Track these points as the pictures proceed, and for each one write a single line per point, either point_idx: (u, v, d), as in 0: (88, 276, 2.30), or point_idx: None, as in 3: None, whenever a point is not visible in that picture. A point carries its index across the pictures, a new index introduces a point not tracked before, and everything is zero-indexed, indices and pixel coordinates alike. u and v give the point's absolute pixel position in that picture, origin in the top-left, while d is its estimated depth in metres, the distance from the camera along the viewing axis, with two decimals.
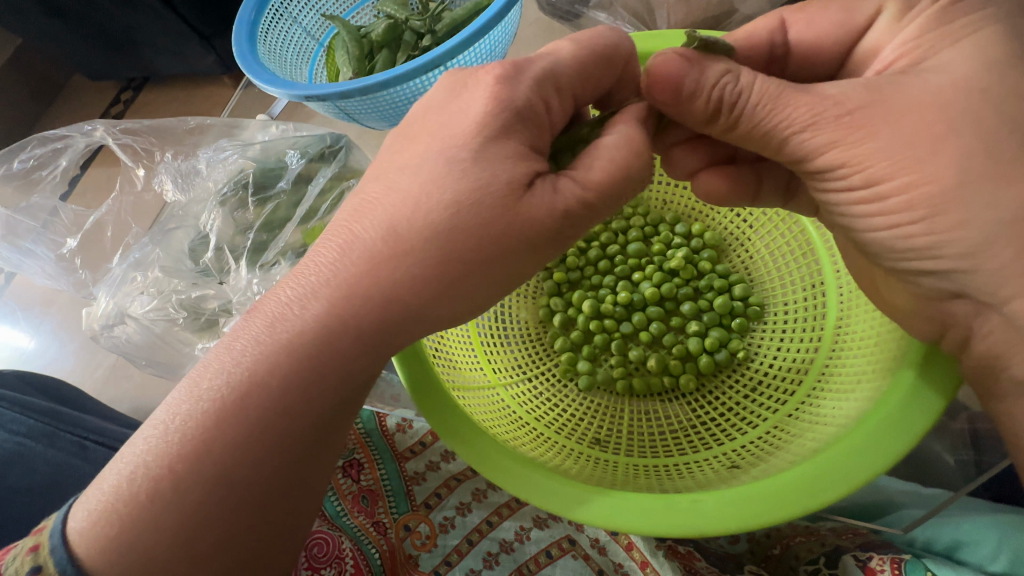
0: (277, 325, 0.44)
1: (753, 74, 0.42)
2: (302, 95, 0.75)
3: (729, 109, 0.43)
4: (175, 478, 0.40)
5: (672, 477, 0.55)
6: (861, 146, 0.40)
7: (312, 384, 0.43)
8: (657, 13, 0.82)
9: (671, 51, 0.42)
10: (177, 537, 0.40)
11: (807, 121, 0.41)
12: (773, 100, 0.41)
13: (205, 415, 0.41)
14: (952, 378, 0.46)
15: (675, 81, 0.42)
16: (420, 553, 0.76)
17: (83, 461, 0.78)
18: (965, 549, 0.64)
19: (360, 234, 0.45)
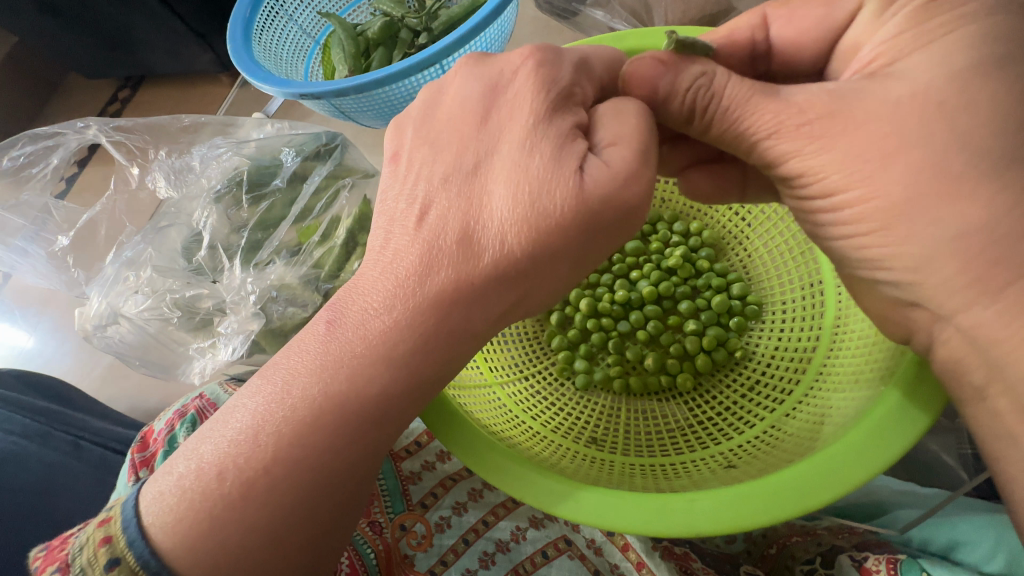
0: (342, 342, 0.42)
1: (727, 77, 0.43)
2: (298, 93, 0.74)
3: (702, 113, 0.44)
4: (235, 496, 0.39)
5: (669, 476, 0.54)
6: (817, 155, 0.40)
7: (388, 397, 0.42)
8: (654, 11, 0.82)
9: (649, 55, 0.45)
10: (254, 541, 0.39)
11: (773, 128, 0.41)
12: (741, 105, 0.42)
13: (303, 410, 0.41)
14: (937, 393, 0.46)
15: (650, 81, 0.44)
16: (416, 553, 0.75)
17: (78, 461, 0.80)
18: (962, 549, 0.63)
19: (403, 240, 0.43)
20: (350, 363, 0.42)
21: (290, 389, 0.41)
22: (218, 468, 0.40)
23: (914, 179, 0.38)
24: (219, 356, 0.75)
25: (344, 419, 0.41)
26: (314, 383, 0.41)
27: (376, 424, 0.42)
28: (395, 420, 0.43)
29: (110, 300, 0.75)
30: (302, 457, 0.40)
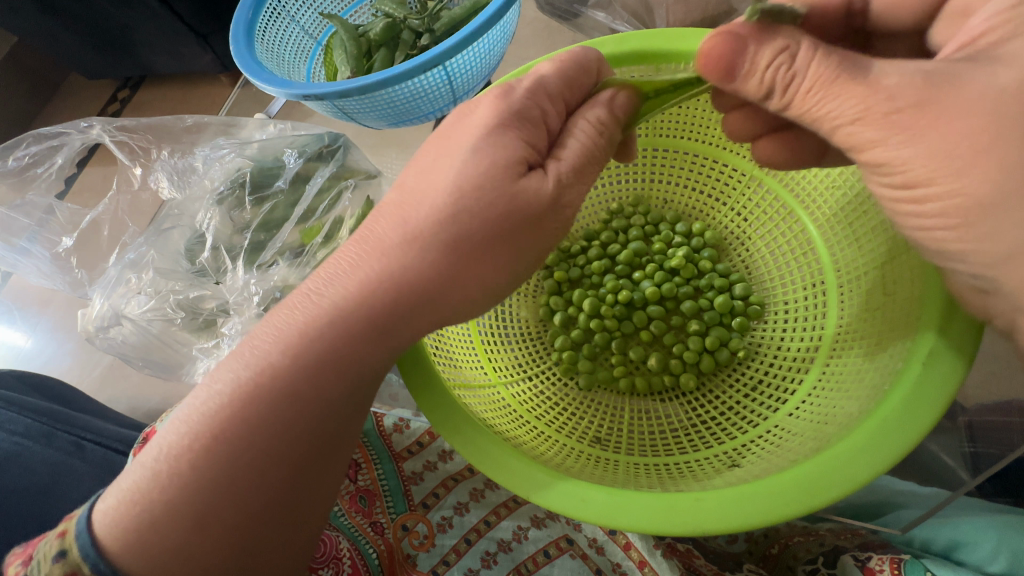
0: (281, 338, 0.46)
1: (810, 56, 0.40)
2: (301, 94, 0.74)
3: (781, 92, 0.42)
4: (185, 480, 0.43)
5: (673, 475, 0.55)
6: (901, 149, 0.39)
7: (318, 383, 0.46)
8: (656, 12, 0.81)
9: (727, 32, 0.41)
10: (185, 526, 0.42)
11: (857, 113, 0.39)
12: (824, 89, 0.39)
13: (238, 400, 0.44)
14: (944, 390, 0.46)
15: (730, 61, 0.42)
16: (418, 553, 0.76)
17: (82, 461, 0.78)
18: (963, 550, 0.64)
19: (355, 249, 0.48)
20: (276, 361, 0.45)
21: (234, 382, 0.45)
22: (169, 458, 0.44)
23: (1004, 177, 0.37)
24: (223, 356, 0.75)
25: (284, 408, 0.45)
26: (245, 376, 0.45)
27: (312, 413, 0.46)
28: (330, 408, 0.47)
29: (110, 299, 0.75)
30: (253, 442, 0.44)
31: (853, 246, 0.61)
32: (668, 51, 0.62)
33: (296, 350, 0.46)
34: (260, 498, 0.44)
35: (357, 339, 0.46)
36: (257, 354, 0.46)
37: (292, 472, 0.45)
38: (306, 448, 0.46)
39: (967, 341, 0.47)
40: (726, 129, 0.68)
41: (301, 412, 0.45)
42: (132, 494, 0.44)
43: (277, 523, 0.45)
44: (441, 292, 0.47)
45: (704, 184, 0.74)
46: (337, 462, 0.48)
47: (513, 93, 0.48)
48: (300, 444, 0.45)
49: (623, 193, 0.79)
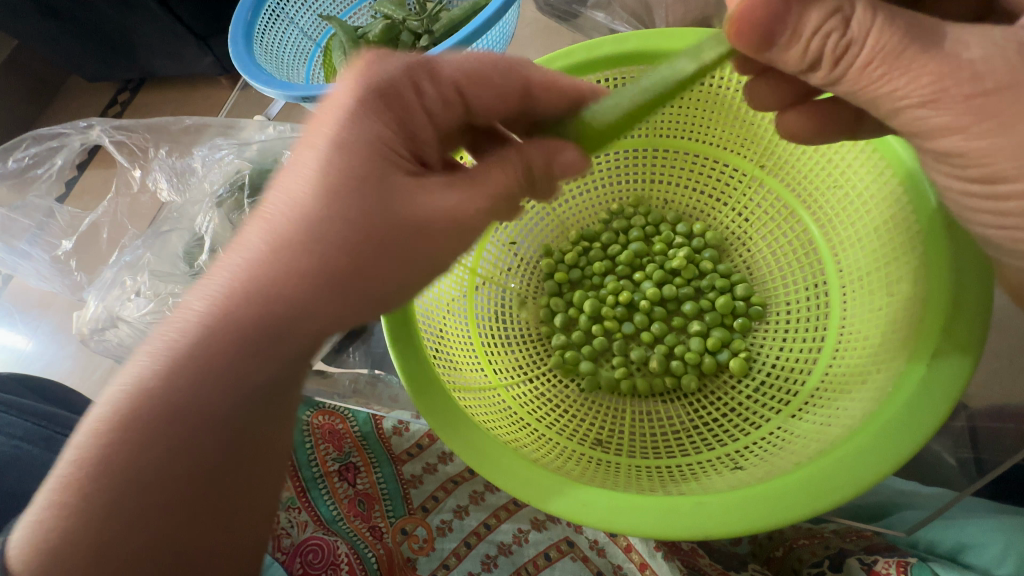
0: (181, 336, 0.40)
1: (867, 24, 0.37)
2: (300, 96, 0.74)
3: (831, 65, 0.39)
4: (81, 504, 0.39)
5: (675, 478, 0.54)
6: (985, 139, 0.38)
7: (217, 380, 0.40)
8: (655, 13, 0.81)
9: None
10: (89, 557, 0.39)
11: (927, 96, 0.37)
12: (888, 65, 0.37)
13: (131, 410, 0.40)
14: (954, 387, 0.45)
15: (765, 26, 0.38)
16: (418, 557, 0.78)
17: None
18: (970, 552, 0.64)
19: (261, 228, 0.40)
20: (163, 366, 0.40)
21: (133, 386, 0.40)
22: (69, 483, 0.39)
23: None
24: None
25: (187, 409, 0.40)
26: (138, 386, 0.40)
27: (220, 406, 0.41)
28: (245, 399, 0.42)
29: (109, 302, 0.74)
30: (152, 458, 0.40)
31: (856, 245, 0.60)
32: (667, 50, 0.62)
33: (186, 355, 0.40)
34: (178, 509, 0.41)
35: (254, 337, 0.40)
36: (155, 355, 0.40)
37: (210, 482, 0.42)
38: (224, 454, 0.42)
39: (972, 339, 0.46)
40: (725, 128, 0.68)
41: (212, 408, 0.40)
42: (39, 516, 0.40)
43: (196, 528, 0.42)
44: (325, 290, 0.39)
45: (704, 185, 0.74)
46: (259, 464, 0.45)
47: (386, 63, 0.43)
48: (220, 449, 0.42)
49: (623, 193, 0.78)
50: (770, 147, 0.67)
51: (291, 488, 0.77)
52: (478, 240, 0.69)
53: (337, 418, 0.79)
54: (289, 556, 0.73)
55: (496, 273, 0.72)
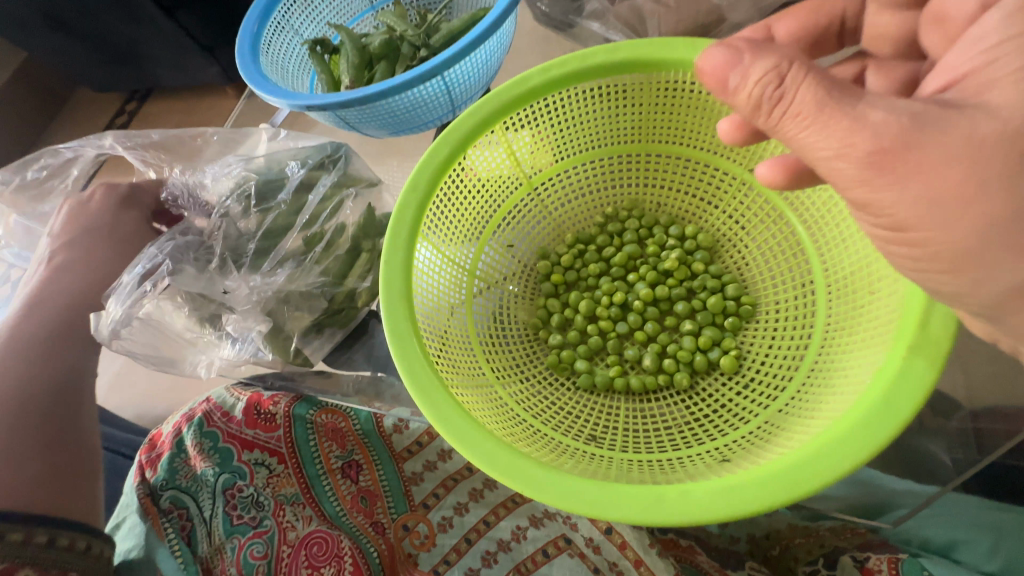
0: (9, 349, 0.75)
1: (799, 79, 0.42)
2: (302, 105, 0.77)
3: (766, 112, 0.44)
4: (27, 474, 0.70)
5: (665, 470, 0.56)
6: (885, 190, 0.41)
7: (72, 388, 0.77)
8: (649, 22, 0.83)
9: (720, 48, 0.45)
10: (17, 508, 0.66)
11: (836, 149, 0.41)
12: (811, 116, 0.42)
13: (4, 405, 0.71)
14: (923, 384, 0.46)
15: (720, 76, 0.45)
16: (419, 552, 0.83)
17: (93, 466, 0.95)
18: (962, 549, 0.70)
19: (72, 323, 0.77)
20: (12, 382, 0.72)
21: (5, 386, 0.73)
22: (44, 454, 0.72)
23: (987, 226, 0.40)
24: (223, 352, 0.78)
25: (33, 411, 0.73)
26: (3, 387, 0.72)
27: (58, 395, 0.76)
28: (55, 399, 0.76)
29: (126, 303, 0.70)
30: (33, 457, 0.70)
31: (841, 246, 0.62)
32: (659, 59, 0.64)
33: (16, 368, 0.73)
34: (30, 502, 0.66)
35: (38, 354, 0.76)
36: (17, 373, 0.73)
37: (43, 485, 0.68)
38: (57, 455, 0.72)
39: (943, 340, 0.48)
40: (713, 134, 0.70)
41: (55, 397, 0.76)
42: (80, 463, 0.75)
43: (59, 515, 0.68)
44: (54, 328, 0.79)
45: (694, 188, 0.76)
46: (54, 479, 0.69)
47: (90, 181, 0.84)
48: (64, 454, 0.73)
49: (617, 197, 0.80)
50: (757, 153, 0.69)
51: (296, 485, 0.81)
52: (476, 242, 0.72)
53: (340, 418, 0.82)
54: (295, 549, 0.78)
55: (494, 276, 0.75)
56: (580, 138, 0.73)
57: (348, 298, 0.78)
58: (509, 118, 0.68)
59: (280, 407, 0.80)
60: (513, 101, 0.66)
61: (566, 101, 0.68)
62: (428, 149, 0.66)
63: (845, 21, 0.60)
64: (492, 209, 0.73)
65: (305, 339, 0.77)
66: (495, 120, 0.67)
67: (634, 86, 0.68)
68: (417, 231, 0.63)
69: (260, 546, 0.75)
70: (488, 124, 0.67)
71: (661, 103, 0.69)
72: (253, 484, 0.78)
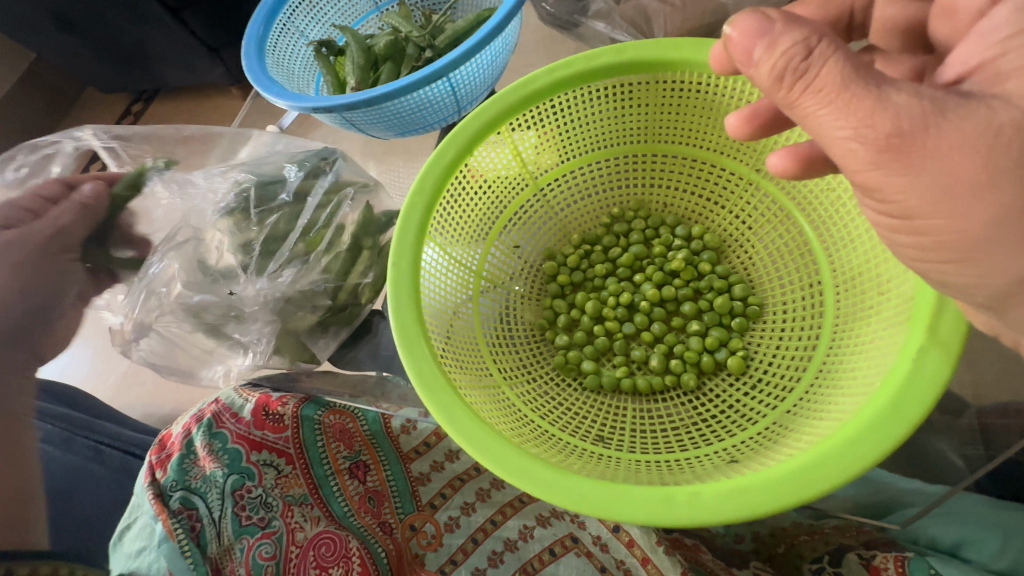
0: None
1: (827, 54, 0.41)
2: (309, 107, 0.77)
3: (788, 86, 0.43)
4: None
5: (673, 471, 0.56)
6: (900, 176, 0.41)
7: None
8: (654, 22, 0.82)
9: (750, 15, 0.42)
10: None
11: (854, 128, 0.41)
12: (833, 93, 0.41)
13: None
14: (930, 383, 0.46)
15: (745, 46, 0.43)
16: (426, 552, 0.84)
17: (98, 464, 0.96)
18: (969, 547, 0.68)
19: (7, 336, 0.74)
20: None
21: None
22: None
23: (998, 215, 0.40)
24: (241, 361, 0.77)
25: None
26: None
27: None
28: None
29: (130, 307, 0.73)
30: None
31: (848, 246, 0.62)
32: (666, 59, 0.63)
33: None
34: None
35: None
36: None
37: None
38: None
39: (954, 338, 0.47)
40: (720, 133, 0.70)
41: None
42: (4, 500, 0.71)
43: None
44: None
45: (701, 188, 0.76)
46: None
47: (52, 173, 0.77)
48: None
49: (624, 198, 0.80)
50: (765, 152, 0.69)
51: (304, 485, 0.81)
52: (483, 243, 0.72)
53: (348, 418, 0.84)
54: (304, 549, 0.78)
55: (501, 277, 0.75)
56: (587, 138, 0.72)
57: (352, 295, 0.79)
58: (516, 118, 0.68)
59: (288, 408, 0.80)
60: (520, 101, 0.66)
61: (573, 101, 0.68)
62: (435, 149, 0.66)
63: (853, 20, 0.60)
64: (499, 210, 0.73)
65: (313, 338, 0.78)
66: (502, 120, 0.67)
67: (641, 85, 0.68)
68: (424, 232, 0.64)
69: (268, 547, 0.76)
70: (495, 123, 0.67)
71: (668, 102, 0.69)
72: (262, 485, 0.78)
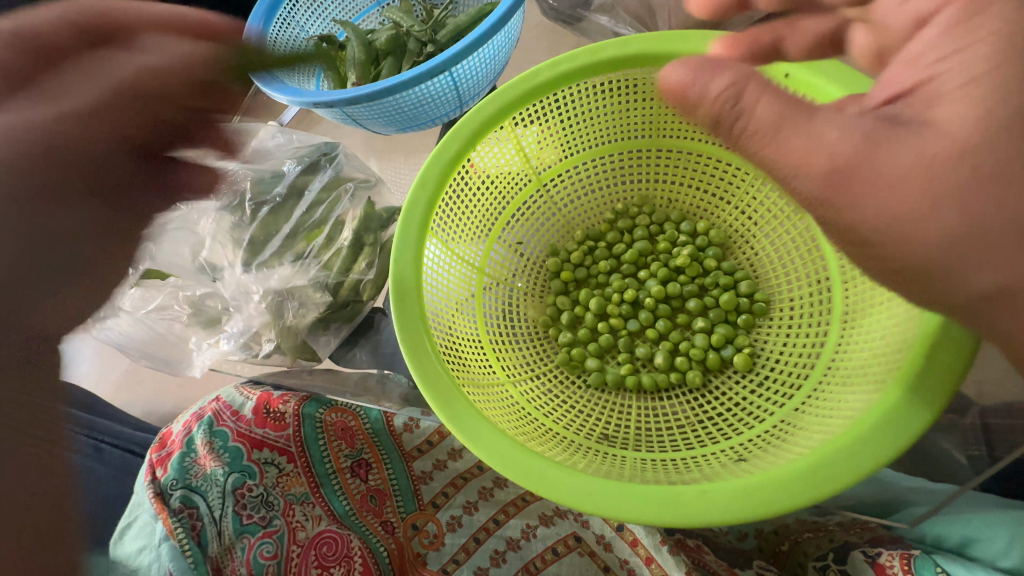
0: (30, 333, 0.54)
1: (758, 93, 0.40)
2: (311, 102, 0.76)
3: (727, 129, 0.41)
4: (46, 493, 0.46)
5: (679, 470, 0.55)
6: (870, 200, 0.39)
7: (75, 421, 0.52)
8: (659, 15, 0.84)
9: (678, 64, 0.41)
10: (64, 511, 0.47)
11: (797, 164, 0.40)
12: (771, 132, 0.40)
13: None
14: (943, 391, 0.45)
15: (682, 93, 0.41)
16: (428, 551, 0.83)
17: (100, 464, 0.94)
18: (977, 545, 0.63)
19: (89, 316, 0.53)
20: None
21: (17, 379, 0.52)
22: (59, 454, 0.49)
23: None
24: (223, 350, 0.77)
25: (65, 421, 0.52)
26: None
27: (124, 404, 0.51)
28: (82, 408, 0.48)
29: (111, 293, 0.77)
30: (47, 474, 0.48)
31: None
32: (666, 53, 0.62)
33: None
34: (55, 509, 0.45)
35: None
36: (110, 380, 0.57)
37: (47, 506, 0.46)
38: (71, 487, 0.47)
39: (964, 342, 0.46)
40: None
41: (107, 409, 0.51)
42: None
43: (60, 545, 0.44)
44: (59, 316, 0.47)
45: (705, 183, 0.75)
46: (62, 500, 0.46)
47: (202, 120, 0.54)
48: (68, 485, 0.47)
49: (628, 193, 0.79)
50: None
51: (306, 484, 0.81)
52: (485, 239, 0.71)
53: (350, 416, 0.82)
54: (305, 548, 0.78)
55: (503, 273, 0.74)
56: (590, 133, 0.71)
57: (352, 292, 0.77)
58: (520, 112, 0.67)
59: (289, 406, 0.80)
60: (525, 94, 0.65)
61: (577, 95, 0.67)
62: (437, 144, 0.65)
63: None
64: (501, 207, 0.72)
65: (314, 335, 0.77)
66: (506, 114, 0.66)
67: (646, 79, 0.67)
68: (426, 229, 0.63)
69: (269, 546, 0.75)
70: (498, 117, 0.65)
71: None
72: (263, 483, 0.78)
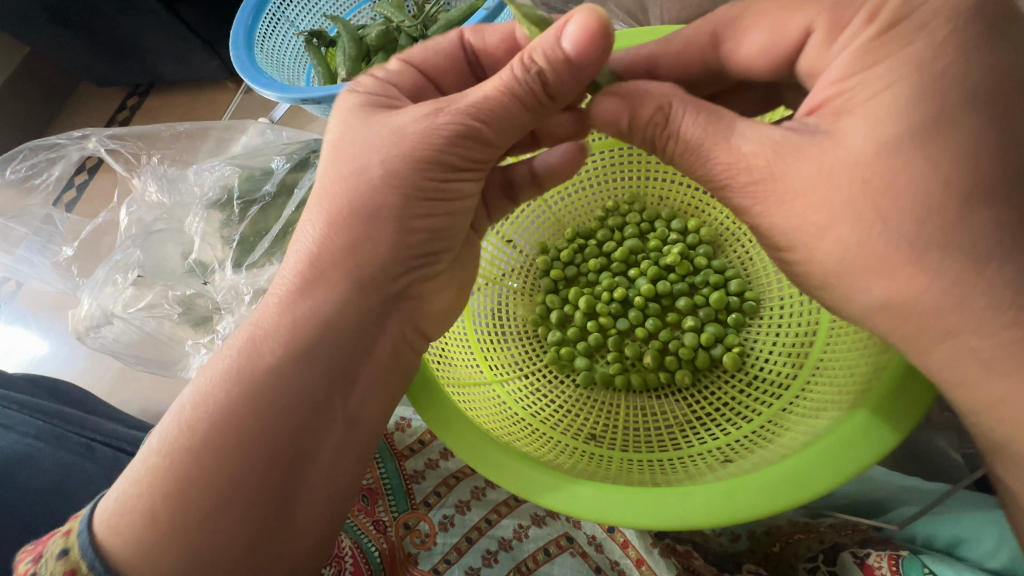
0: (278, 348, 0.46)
1: (679, 111, 0.43)
2: (298, 98, 0.75)
3: (662, 148, 0.45)
4: (178, 495, 0.42)
5: (667, 471, 0.55)
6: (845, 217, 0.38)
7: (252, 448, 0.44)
8: (650, 11, 0.82)
9: (604, 95, 0.46)
10: (166, 525, 0.42)
11: (724, 181, 0.42)
12: (696, 151, 0.43)
13: (212, 426, 0.44)
14: (924, 395, 0.45)
15: (611, 117, 0.46)
16: (419, 551, 0.80)
17: (92, 461, 0.74)
18: (966, 546, 0.63)
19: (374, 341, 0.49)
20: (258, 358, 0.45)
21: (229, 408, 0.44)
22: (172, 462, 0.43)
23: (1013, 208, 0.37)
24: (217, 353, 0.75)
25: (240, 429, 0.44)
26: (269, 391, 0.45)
27: (264, 424, 0.44)
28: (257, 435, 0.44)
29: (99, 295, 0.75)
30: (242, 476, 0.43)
31: None
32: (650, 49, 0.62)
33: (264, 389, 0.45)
34: (249, 487, 0.43)
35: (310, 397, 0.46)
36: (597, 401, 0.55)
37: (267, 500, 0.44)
38: (273, 477, 0.44)
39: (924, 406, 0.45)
40: None
41: (249, 431, 0.44)
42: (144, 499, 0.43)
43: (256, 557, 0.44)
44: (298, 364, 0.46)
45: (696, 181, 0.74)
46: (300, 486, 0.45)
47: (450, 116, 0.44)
48: (268, 473, 0.44)
49: (619, 190, 0.79)
50: None
51: None
52: None
53: None
54: None
55: (493, 272, 0.73)
56: None
57: None
58: None
59: None
60: None
61: None
62: None
63: None
64: None
65: None
66: None
67: None
68: None
69: None
70: None
71: None
72: None
